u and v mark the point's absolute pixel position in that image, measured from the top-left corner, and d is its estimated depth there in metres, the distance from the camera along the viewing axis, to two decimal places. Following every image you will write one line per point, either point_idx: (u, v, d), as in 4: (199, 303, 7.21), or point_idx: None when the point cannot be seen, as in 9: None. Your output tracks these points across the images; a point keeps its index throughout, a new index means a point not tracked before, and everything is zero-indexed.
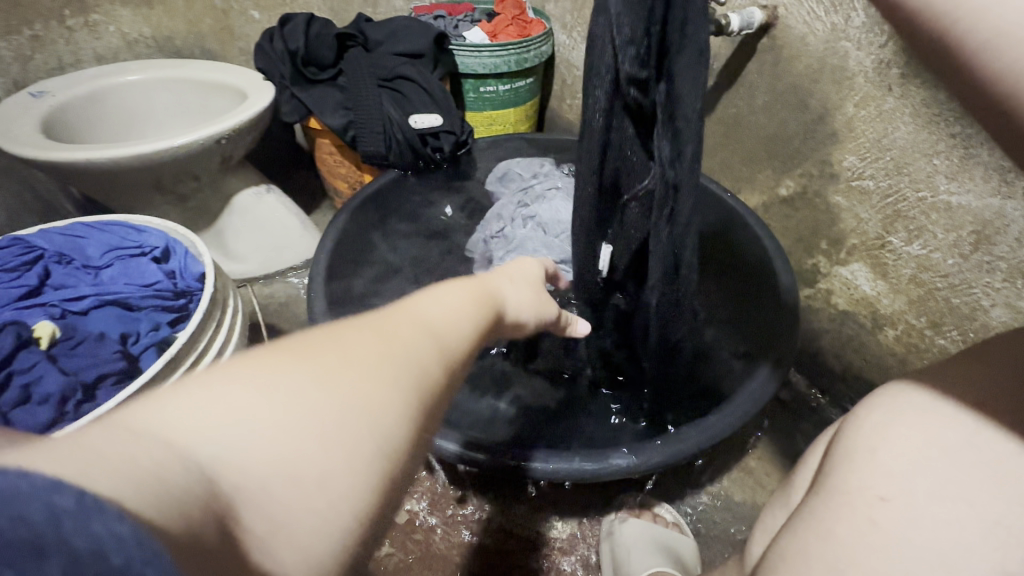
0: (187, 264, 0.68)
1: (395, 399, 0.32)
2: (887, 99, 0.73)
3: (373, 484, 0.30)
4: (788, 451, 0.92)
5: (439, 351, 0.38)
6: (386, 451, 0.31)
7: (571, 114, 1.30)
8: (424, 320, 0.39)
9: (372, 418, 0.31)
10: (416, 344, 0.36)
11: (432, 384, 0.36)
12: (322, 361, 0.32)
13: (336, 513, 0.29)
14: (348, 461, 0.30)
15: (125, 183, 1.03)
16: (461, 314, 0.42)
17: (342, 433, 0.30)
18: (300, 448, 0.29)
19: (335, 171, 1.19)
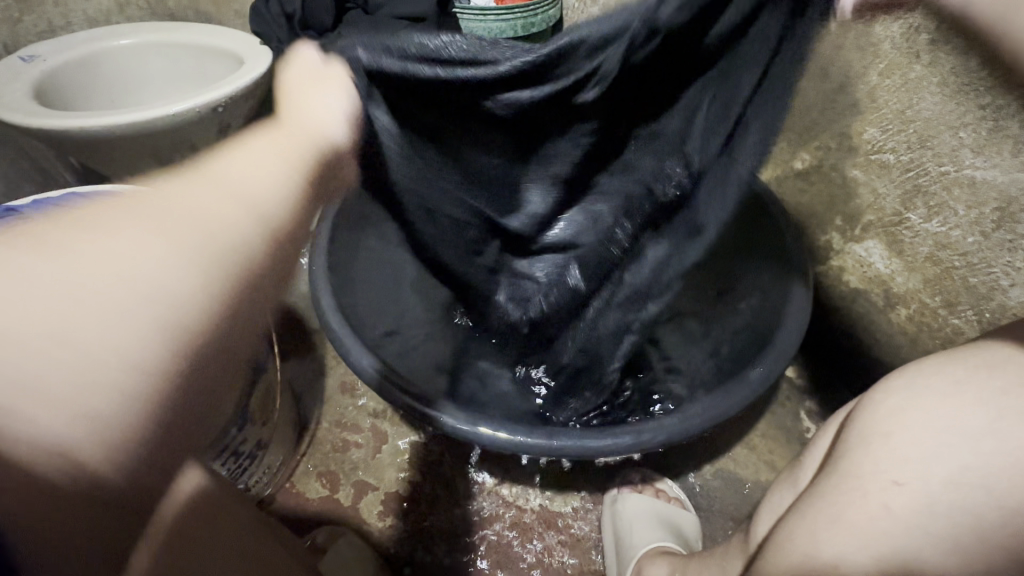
0: None
1: (181, 264, 0.37)
2: (914, 67, 0.70)
3: (169, 347, 0.36)
4: (792, 429, 0.92)
5: (241, 217, 0.41)
6: (168, 301, 0.36)
7: None
8: (221, 190, 0.42)
9: (165, 294, 0.36)
10: (202, 212, 0.40)
11: (234, 252, 0.40)
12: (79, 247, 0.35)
13: (113, 365, 0.34)
14: (128, 333, 0.34)
15: (121, 152, 1.00)
16: (273, 173, 0.45)
17: (95, 306, 0.33)
18: (55, 321, 0.32)
19: None
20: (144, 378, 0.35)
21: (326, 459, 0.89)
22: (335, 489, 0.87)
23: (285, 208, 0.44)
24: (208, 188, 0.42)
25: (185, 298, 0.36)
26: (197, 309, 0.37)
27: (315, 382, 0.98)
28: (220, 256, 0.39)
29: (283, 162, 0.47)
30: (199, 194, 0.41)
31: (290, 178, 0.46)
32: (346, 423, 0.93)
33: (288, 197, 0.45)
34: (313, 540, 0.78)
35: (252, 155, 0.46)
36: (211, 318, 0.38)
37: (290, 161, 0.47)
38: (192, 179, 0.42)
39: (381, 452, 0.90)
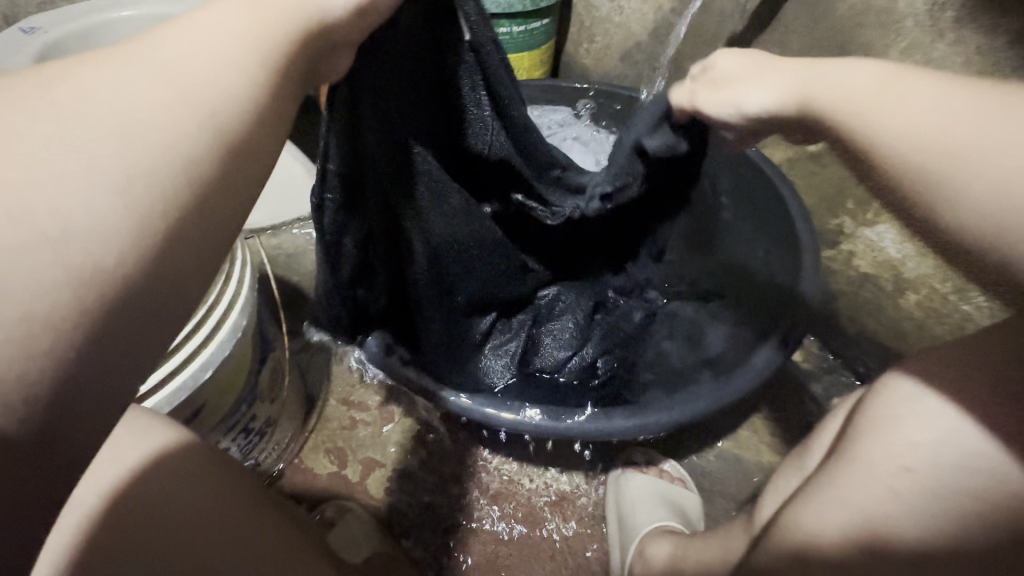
0: None
1: (91, 176, 0.26)
2: (938, 45, 0.67)
3: (95, 290, 0.27)
4: (796, 413, 0.92)
5: (175, 115, 0.29)
6: (76, 237, 0.26)
7: (587, 59, 1.22)
8: (146, 69, 0.30)
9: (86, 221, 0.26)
10: (125, 106, 0.28)
11: (175, 157, 0.29)
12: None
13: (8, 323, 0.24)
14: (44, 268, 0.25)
15: None
16: (229, 54, 0.33)
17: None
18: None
19: None
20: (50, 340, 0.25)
21: (333, 436, 0.91)
22: (343, 465, 0.88)
23: (243, 117, 0.32)
24: (130, 67, 0.30)
25: (104, 241, 0.26)
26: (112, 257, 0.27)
27: (321, 360, 0.99)
28: (153, 172, 0.28)
29: (246, 40, 0.34)
30: (117, 78, 0.29)
31: (252, 65, 0.33)
32: (352, 401, 0.94)
33: (249, 90, 0.33)
34: (322, 514, 0.79)
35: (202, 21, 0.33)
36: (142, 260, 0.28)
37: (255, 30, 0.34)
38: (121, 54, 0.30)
39: (388, 429, 0.91)
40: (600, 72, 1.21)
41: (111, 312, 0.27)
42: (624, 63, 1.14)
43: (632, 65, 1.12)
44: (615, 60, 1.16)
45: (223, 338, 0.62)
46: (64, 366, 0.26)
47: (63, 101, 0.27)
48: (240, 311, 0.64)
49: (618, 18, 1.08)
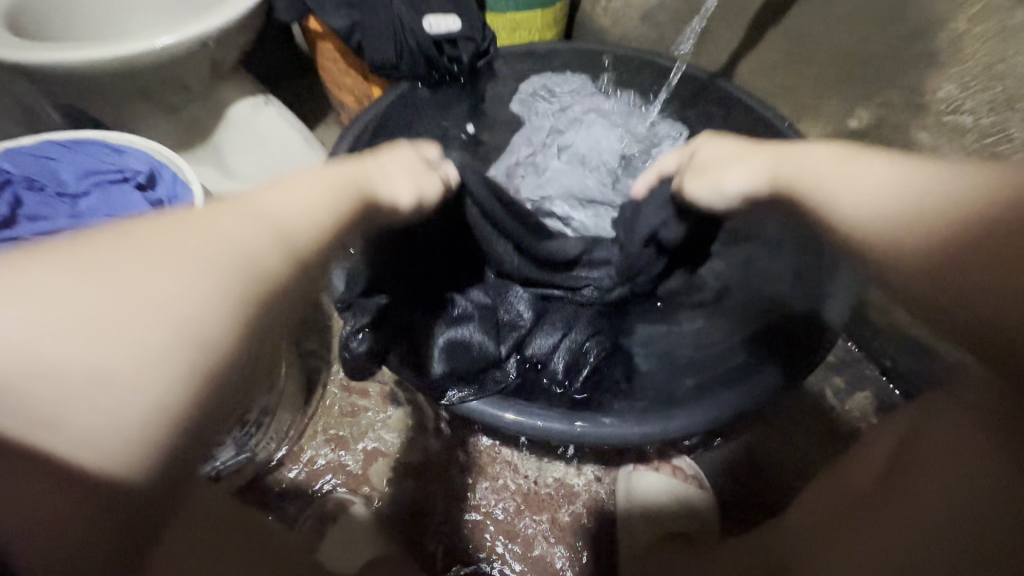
0: (177, 192, 0.61)
1: (205, 286, 0.36)
2: (1016, 13, 0.60)
3: (175, 376, 0.34)
4: (818, 408, 0.88)
5: (268, 243, 0.40)
6: (193, 340, 0.34)
7: (605, 20, 1.12)
8: (253, 215, 0.41)
9: (198, 319, 0.35)
10: (241, 239, 0.39)
11: (255, 280, 0.38)
12: (114, 263, 0.35)
13: (137, 409, 0.33)
14: (144, 361, 0.33)
15: (108, 89, 0.92)
16: (311, 207, 0.46)
17: (129, 330, 0.33)
18: (92, 351, 0.32)
19: (340, 81, 1.06)
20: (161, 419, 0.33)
21: (333, 422, 0.87)
22: (343, 454, 0.85)
23: (311, 248, 0.44)
24: (242, 212, 0.41)
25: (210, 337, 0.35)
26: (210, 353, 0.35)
27: (321, 343, 0.95)
28: (246, 291, 0.37)
29: (317, 199, 0.47)
30: (234, 218, 0.40)
31: (319, 224, 0.45)
32: (353, 386, 0.90)
33: (312, 240, 0.44)
34: None
35: (301, 188, 0.47)
36: (231, 358, 0.36)
37: (336, 193, 0.49)
38: (232, 209, 0.41)
39: (390, 418, 0.87)
40: (619, 34, 1.11)
41: (201, 395, 0.35)
42: (645, 25, 1.04)
43: (655, 26, 1.03)
44: (636, 20, 1.06)
45: None
46: (163, 437, 0.33)
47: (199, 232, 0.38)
48: None
49: None
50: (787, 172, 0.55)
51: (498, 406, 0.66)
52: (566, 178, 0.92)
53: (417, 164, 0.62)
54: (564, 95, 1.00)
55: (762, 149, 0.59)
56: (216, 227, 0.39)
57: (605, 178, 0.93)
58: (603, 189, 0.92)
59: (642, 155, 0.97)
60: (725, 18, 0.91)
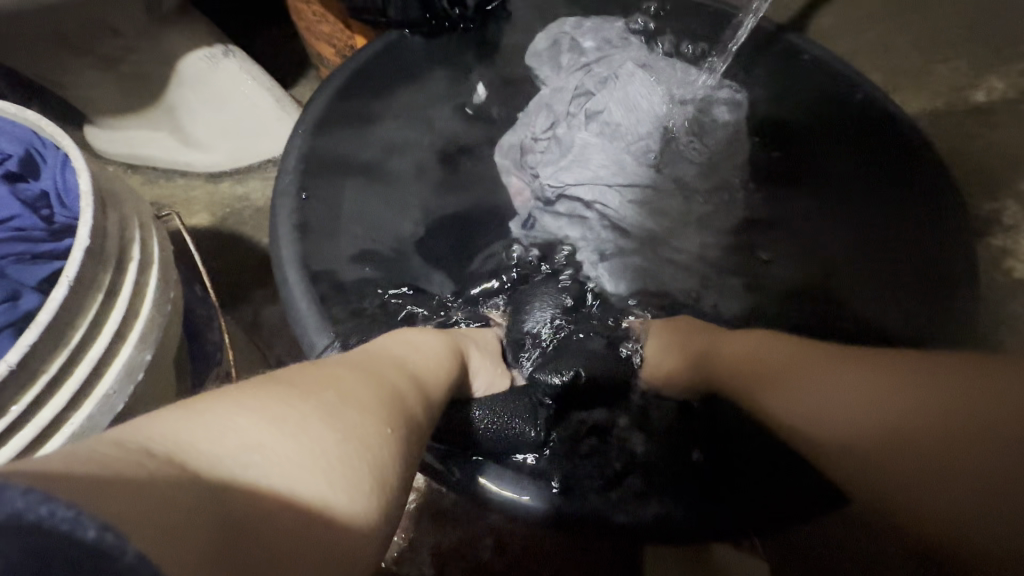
0: (67, 181, 0.44)
1: (380, 424, 0.33)
2: None
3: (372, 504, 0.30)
4: None
5: (415, 391, 0.40)
6: (384, 472, 0.32)
7: None
8: (403, 367, 0.41)
9: (382, 454, 0.32)
10: (395, 385, 0.38)
11: (412, 428, 0.37)
12: (323, 398, 0.32)
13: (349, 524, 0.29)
14: (351, 483, 0.30)
15: (18, 36, 0.72)
16: (437, 355, 0.47)
17: (344, 461, 0.30)
18: (316, 477, 0.28)
19: (315, 28, 0.86)
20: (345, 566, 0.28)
21: None
22: None
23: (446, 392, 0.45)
24: (393, 364, 0.41)
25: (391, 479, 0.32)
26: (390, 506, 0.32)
27: None
28: (410, 440, 0.36)
29: (438, 345, 0.48)
30: (385, 370, 0.40)
31: (448, 367, 0.47)
32: None
33: (443, 383, 0.45)
34: None
35: (417, 336, 0.48)
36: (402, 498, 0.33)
37: (450, 345, 0.50)
38: (379, 359, 0.41)
39: None
40: None
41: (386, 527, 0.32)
42: None
43: None
44: None
45: (111, 390, 0.40)
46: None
47: (363, 376, 0.37)
48: (142, 343, 0.42)
49: None
50: (727, 364, 0.52)
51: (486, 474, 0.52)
52: (589, 154, 0.69)
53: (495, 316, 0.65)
54: (597, 44, 0.78)
55: (694, 335, 0.57)
56: (379, 373, 0.39)
57: (645, 157, 0.69)
58: (644, 171, 0.69)
59: (698, 122, 0.72)
60: None
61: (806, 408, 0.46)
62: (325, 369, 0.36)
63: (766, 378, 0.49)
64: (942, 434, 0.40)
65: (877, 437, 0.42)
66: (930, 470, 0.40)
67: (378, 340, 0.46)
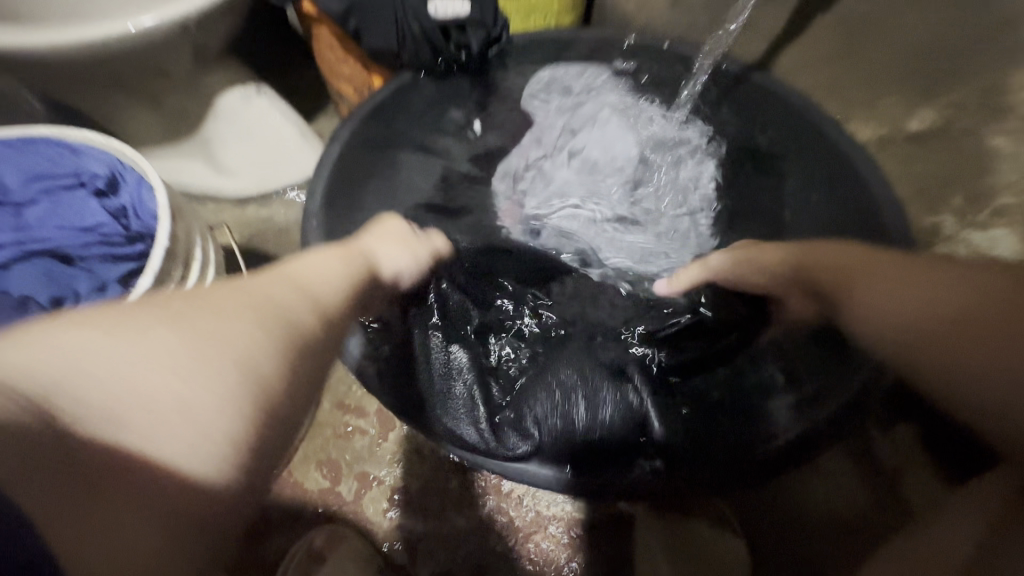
0: (142, 198, 0.53)
1: (240, 327, 0.38)
2: None
3: (235, 397, 0.35)
4: None
5: (297, 300, 0.44)
6: (246, 369, 0.36)
7: (629, 4, 1.02)
8: (291, 282, 0.46)
9: (244, 353, 0.36)
10: (276, 298, 0.42)
11: (296, 332, 0.41)
12: (177, 312, 0.37)
13: (203, 413, 0.33)
14: (205, 380, 0.34)
15: (81, 78, 0.83)
16: (331, 275, 0.50)
17: (199, 362, 0.34)
18: (163, 380, 0.33)
19: (337, 70, 0.97)
20: (234, 452, 0.34)
21: (328, 445, 0.80)
22: (336, 482, 0.78)
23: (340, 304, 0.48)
24: (281, 279, 0.45)
25: (269, 373, 0.37)
26: (273, 395, 0.37)
27: None
28: (294, 341, 0.40)
29: (335, 266, 0.52)
30: (269, 283, 0.44)
31: (342, 285, 0.50)
32: (351, 407, 0.83)
33: (336, 296, 0.48)
34: (311, 542, 0.70)
35: (314, 259, 0.51)
36: (282, 388, 0.38)
37: (349, 266, 0.53)
38: (266, 277, 0.45)
39: (388, 442, 0.80)
40: (644, 20, 1.00)
41: (263, 415, 0.36)
42: (675, 9, 0.94)
43: (686, 12, 0.92)
44: (664, 5, 0.95)
45: None
46: (225, 478, 0.33)
47: (239, 291, 0.41)
48: None
49: None
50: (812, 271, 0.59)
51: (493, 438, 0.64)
52: (575, 189, 0.84)
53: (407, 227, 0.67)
54: (581, 90, 0.91)
55: (778, 247, 0.64)
56: (257, 288, 0.43)
57: (623, 189, 0.84)
58: (614, 201, 0.83)
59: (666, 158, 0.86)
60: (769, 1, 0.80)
61: (877, 290, 0.52)
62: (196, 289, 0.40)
63: (847, 281, 0.55)
64: (985, 324, 0.44)
65: (941, 324, 0.46)
66: (981, 349, 0.44)
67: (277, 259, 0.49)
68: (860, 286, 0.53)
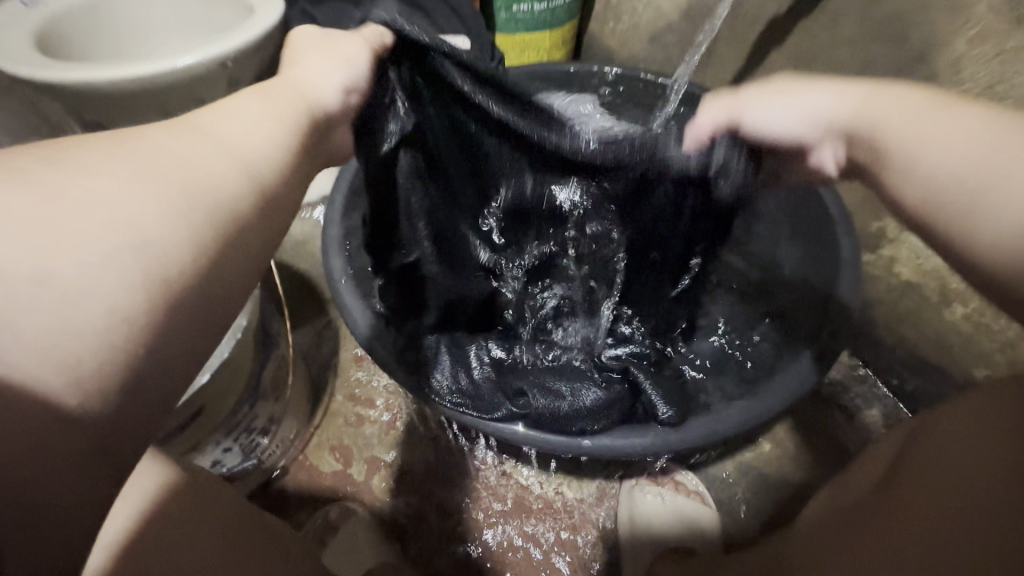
0: None
1: (133, 190, 0.35)
2: (1014, 35, 0.62)
3: (124, 273, 0.33)
4: (824, 427, 0.86)
5: (217, 164, 0.40)
6: (137, 243, 0.34)
7: (612, 40, 1.15)
8: (204, 137, 0.41)
9: (136, 223, 0.34)
10: (190, 160, 0.39)
11: (215, 202, 0.38)
12: (52, 174, 0.34)
13: (88, 289, 0.32)
14: (80, 252, 0.32)
15: (129, 107, 0.94)
16: (264, 131, 0.45)
17: (75, 231, 0.33)
18: (37, 250, 0.32)
19: None
20: (124, 325, 0.33)
21: (340, 432, 0.88)
22: (348, 464, 0.86)
23: (278, 168, 0.44)
24: (191, 135, 0.41)
25: (162, 241, 0.35)
26: (170, 264, 0.35)
27: (329, 352, 0.95)
28: (206, 214, 0.37)
29: (276, 124, 0.46)
30: (181, 140, 0.40)
31: (281, 146, 0.45)
32: (361, 397, 0.91)
33: (274, 156, 0.44)
34: (325, 516, 0.77)
35: (246, 108, 0.46)
36: (193, 262, 0.36)
37: (286, 121, 0.47)
38: (182, 133, 0.41)
39: (395, 428, 0.88)
40: (626, 55, 1.13)
41: (166, 294, 0.35)
42: (652, 45, 1.06)
43: (661, 49, 1.04)
44: (643, 43, 1.07)
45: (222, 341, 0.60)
46: (112, 359, 0.32)
47: (142, 146, 0.38)
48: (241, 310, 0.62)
49: None
50: (864, 110, 0.50)
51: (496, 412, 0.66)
52: None
53: (331, 47, 0.55)
54: None
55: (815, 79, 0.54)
56: (158, 147, 0.39)
57: None
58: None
59: None
60: (731, 37, 0.92)
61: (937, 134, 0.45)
62: (92, 144, 0.37)
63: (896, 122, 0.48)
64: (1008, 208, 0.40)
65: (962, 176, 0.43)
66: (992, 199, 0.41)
67: (194, 111, 0.44)
68: (925, 130, 0.46)
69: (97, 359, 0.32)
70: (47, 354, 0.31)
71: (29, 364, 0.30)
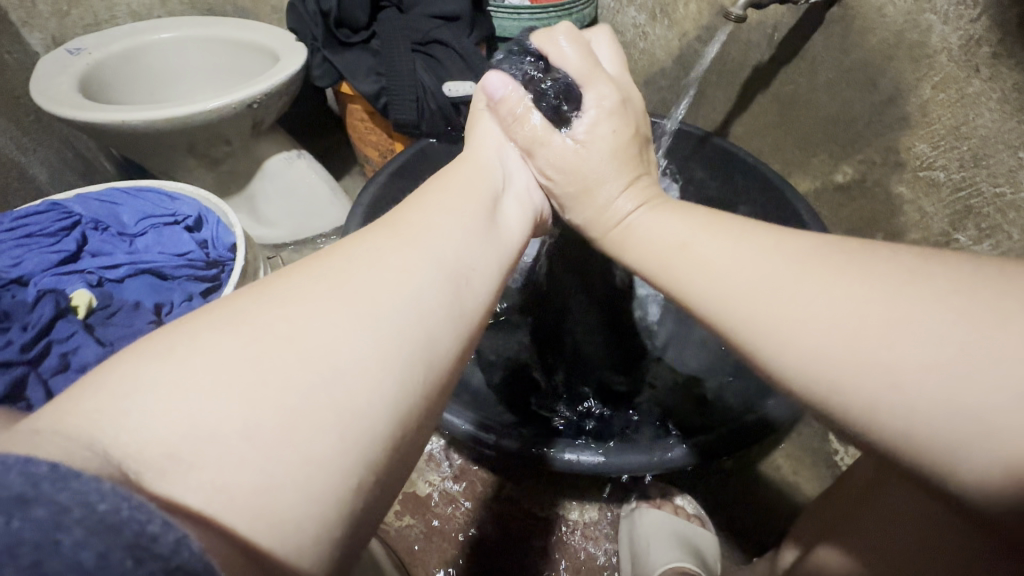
0: (219, 233, 0.68)
1: (359, 343, 0.31)
2: (973, 81, 0.67)
3: (347, 441, 0.28)
4: (817, 454, 0.87)
5: (431, 294, 0.35)
6: (355, 407, 0.29)
7: None
8: (409, 256, 0.36)
9: (363, 382, 0.30)
10: (405, 291, 0.34)
11: (426, 349, 0.33)
12: (270, 331, 0.30)
13: (320, 458, 0.27)
14: (309, 425, 0.28)
15: (160, 143, 1.01)
16: (461, 242, 0.40)
17: (306, 405, 0.28)
18: (272, 429, 0.27)
19: (365, 138, 1.17)
20: (322, 472, 0.27)
21: None
22: None
23: (477, 287, 0.39)
24: (390, 243, 0.37)
25: (360, 371, 0.30)
26: (372, 401, 0.29)
27: None
28: (417, 361, 0.32)
29: (470, 232, 0.42)
30: (389, 261, 0.35)
31: (478, 257, 0.40)
32: None
33: (474, 272, 0.39)
34: None
35: (440, 215, 0.42)
36: (410, 416, 0.31)
37: (475, 223, 0.43)
38: (390, 250, 0.36)
39: None
40: None
41: (377, 467, 0.29)
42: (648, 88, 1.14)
43: (656, 92, 1.12)
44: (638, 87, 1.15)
45: None
46: (323, 512, 0.27)
47: (353, 276, 0.34)
48: None
49: (643, 44, 1.08)
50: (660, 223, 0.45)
51: (485, 433, 0.66)
52: None
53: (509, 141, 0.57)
54: None
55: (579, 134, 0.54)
56: (364, 259, 0.35)
57: None
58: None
59: None
60: (720, 80, 1.00)
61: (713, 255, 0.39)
62: (300, 282, 0.33)
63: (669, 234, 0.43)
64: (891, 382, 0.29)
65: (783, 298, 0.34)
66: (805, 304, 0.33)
67: (393, 210, 0.42)
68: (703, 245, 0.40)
69: (310, 512, 0.26)
70: (259, 511, 0.25)
71: (242, 525, 0.25)
